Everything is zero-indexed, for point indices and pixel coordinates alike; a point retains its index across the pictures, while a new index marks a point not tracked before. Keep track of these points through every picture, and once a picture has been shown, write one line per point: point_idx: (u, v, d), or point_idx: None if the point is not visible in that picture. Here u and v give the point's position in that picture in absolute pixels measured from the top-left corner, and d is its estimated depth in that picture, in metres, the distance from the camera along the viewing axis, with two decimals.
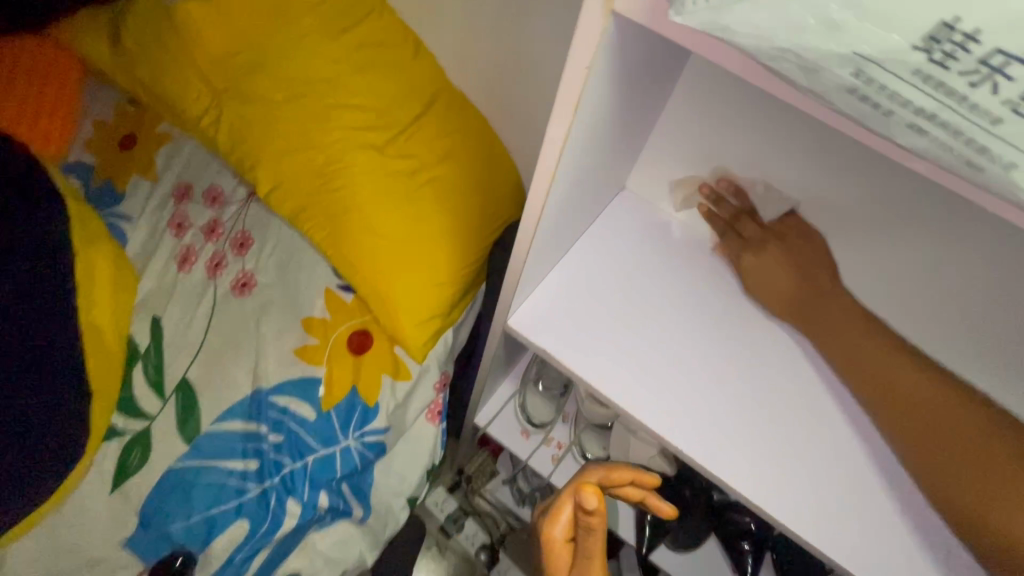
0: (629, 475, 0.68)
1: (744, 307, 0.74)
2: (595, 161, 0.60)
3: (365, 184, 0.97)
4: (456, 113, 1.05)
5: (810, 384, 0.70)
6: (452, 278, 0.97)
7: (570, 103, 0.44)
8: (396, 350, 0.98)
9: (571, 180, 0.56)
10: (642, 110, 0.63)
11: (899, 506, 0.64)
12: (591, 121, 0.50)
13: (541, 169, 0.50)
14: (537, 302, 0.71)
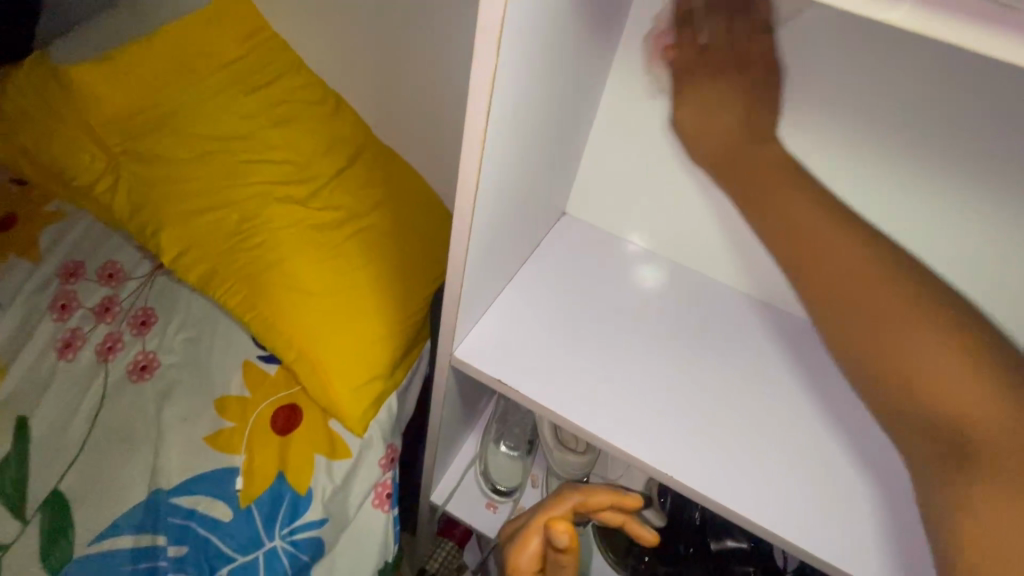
0: (606, 500, 0.61)
1: (712, 321, 0.69)
2: (531, 166, 0.55)
3: (286, 238, 0.88)
4: (385, 162, 1.00)
5: (796, 394, 0.63)
6: (391, 332, 0.86)
7: (485, 82, 0.38)
8: (331, 423, 0.83)
9: (502, 186, 0.50)
10: (574, 115, 0.59)
11: (922, 521, 0.56)
12: (521, 102, 0.44)
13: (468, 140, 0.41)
14: (487, 332, 0.64)
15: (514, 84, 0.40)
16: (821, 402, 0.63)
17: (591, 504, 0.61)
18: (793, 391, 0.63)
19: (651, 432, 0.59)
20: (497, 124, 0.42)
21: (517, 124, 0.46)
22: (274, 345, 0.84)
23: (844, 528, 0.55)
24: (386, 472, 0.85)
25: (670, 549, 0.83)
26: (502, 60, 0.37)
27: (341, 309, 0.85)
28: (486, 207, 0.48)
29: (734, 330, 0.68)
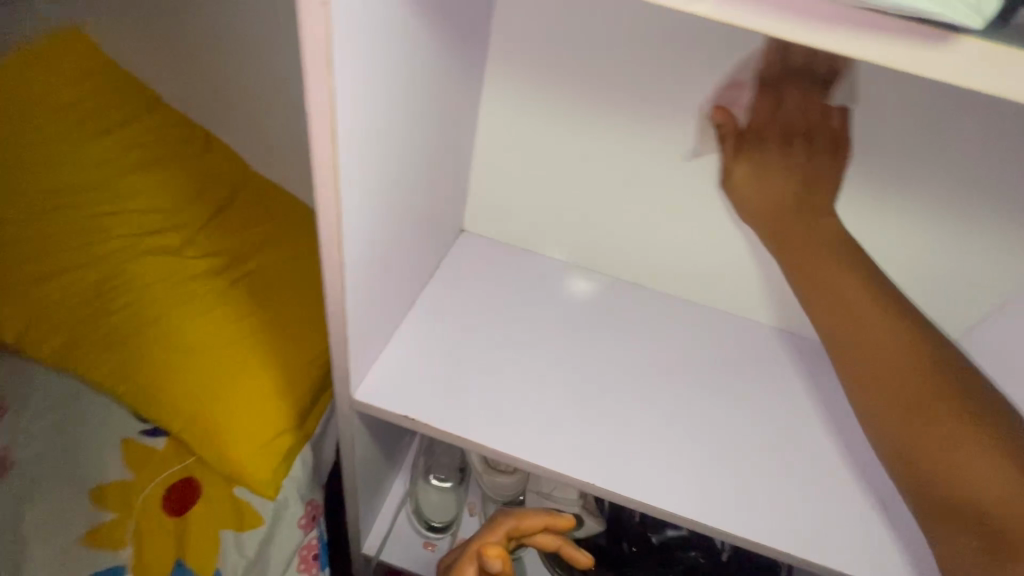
0: (540, 522, 0.58)
1: (622, 317, 0.69)
2: (408, 188, 0.51)
3: (159, 294, 0.79)
4: (268, 199, 0.93)
5: (712, 381, 0.64)
6: (294, 380, 0.79)
7: (325, 112, 0.33)
8: (236, 491, 0.75)
9: (376, 218, 0.46)
10: (449, 128, 0.57)
11: (843, 488, 0.57)
12: (376, 118, 0.40)
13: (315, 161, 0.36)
14: (390, 365, 0.60)
15: (357, 99, 0.36)
16: (734, 386, 0.63)
17: (524, 528, 0.59)
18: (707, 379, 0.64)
19: (572, 444, 0.57)
20: (352, 153, 0.37)
21: (378, 148, 0.42)
22: (156, 416, 0.74)
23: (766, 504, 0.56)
24: (310, 532, 0.79)
25: (615, 552, 0.82)
26: (342, 88, 0.33)
27: (233, 363, 0.77)
28: (359, 243, 0.44)
29: (643, 325, 0.68)
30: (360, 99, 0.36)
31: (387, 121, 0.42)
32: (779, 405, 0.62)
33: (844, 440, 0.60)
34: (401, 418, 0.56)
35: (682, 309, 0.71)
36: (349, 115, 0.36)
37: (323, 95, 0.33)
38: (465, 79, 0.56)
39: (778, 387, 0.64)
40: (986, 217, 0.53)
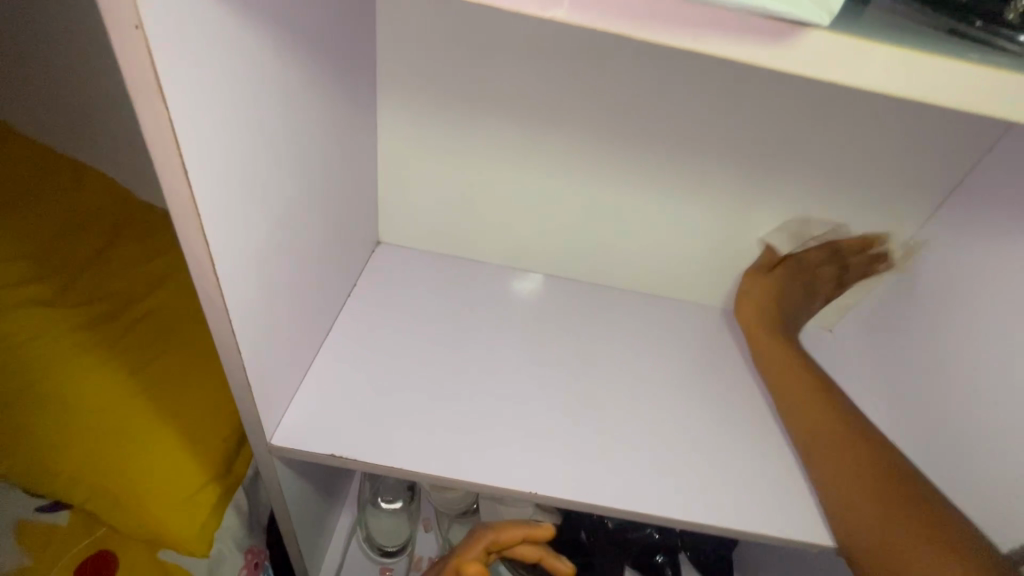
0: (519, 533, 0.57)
1: (546, 314, 0.69)
2: (301, 212, 0.48)
3: (38, 352, 0.70)
4: (158, 231, 0.86)
5: (640, 364, 0.65)
6: (213, 423, 0.73)
7: (169, 146, 0.30)
8: (162, 554, 0.69)
9: (262, 248, 0.42)
10: (338, 140, 0.54)
11: (778, 449, 0.59)
12: (239, 139, 0.36)
13: (171, 196, 0.32)
14: (307, 403, 0.55)
15: (211, 120, 0.33)
16: (663, 365, 0.65)
17: (504, 541, 0.57)
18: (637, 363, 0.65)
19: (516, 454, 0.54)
20: (214, 185, 0.34)
21: (253, 175, 0.39)
22: (52, 489, 0.65)
23: None
24: None
25: (576, 544, 0.83)
26: (183, 110, 0.30)
27: (138, 416, 0.70)
28: (244, 277, 0.40)
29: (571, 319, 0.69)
30: (218, 126, 0.34)
31: (255, 145, 0.38)
32: (709, 378, 0.64)
33: (769, 404, 0.63)
34: (327, 456, 0.51)
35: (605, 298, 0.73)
36: (202, 139, 0.32)
37: (155, 121, 0.29)
38: (352, 93, 0.54)
39: (703, 360, 0.67)
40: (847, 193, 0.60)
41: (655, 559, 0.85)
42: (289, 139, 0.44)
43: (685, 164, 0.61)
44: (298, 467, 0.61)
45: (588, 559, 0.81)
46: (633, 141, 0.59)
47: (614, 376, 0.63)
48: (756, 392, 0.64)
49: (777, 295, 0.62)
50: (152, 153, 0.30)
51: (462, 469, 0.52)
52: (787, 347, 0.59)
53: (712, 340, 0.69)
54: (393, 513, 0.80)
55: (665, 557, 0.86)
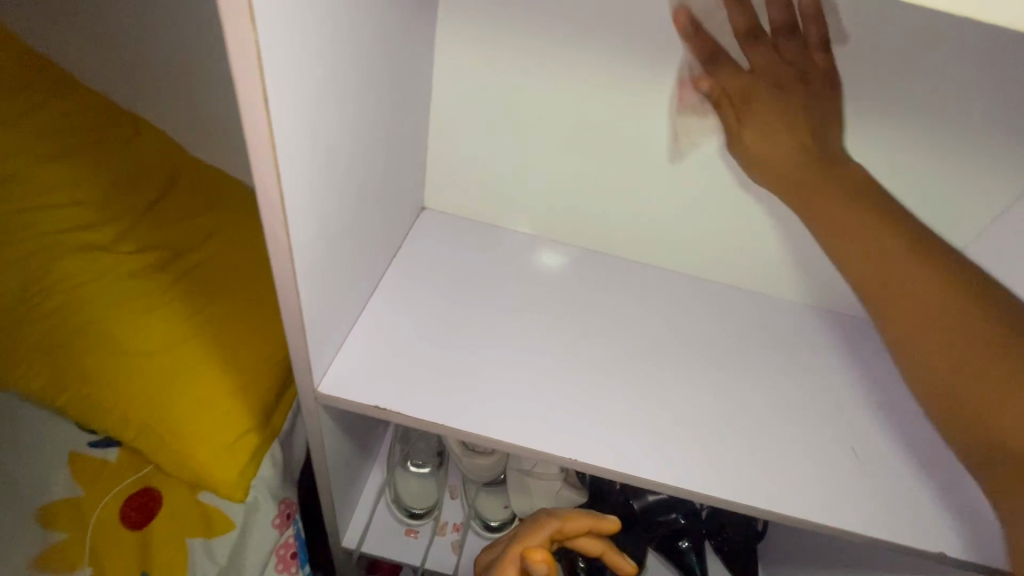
0: (586, 525, 0.58)
1: (591, 286, 0.68)
2: (361, 163, 0.48)
3: (95, 295, 0.72)
4: (210, 187, 0.88)
5: (684, 342, 0.64)
6: (256, 375, 0.75)
7: (251, 70, 0.29)
8: (201, 496, 0.71)
9: (324, 193, 0.42)
10: (398, 93, 0.53)
11: (824, 439, 0.57)
12: (313, 72, 0.35)
13: (248, 123, 0.31)
14: (352, 355, 0.56)
15: (290, 49, 0.32)
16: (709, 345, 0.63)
17: (570, 530, 0.58)
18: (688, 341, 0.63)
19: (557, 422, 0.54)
20: (289, 119, 0.34)
21: (324, 115, 0.38)
22: (105, 425, 0.68)
23: None
24: (286, 530, 0.76)
25: None
26: (268, 34, 0.29)
27: (186, 362, 0.72)
28: (307, 221, 0.40)
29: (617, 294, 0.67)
30: (299, 57, 0.33)
31: (328, 84, 0.38)
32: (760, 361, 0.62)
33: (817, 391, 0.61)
34: (369, 408, 0.53)
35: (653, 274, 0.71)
36: (282, 67, 0.31)
37: (239, 40, 0.28)
38: (416, 46, 0.53)
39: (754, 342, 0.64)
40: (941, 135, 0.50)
41: (680, 544, 0.84)
42: (358, 83, 0.43)
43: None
44: (338, 422, 0.62)
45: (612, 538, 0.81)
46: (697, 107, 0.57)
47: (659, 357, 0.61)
48: (809, 378, 0.61)
49: (785, 134, 0.46)
50: (234, 75, 0.29)
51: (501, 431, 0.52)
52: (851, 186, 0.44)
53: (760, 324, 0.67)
54: (421, 476, 0.82)
55: (690, 543, 0.85)
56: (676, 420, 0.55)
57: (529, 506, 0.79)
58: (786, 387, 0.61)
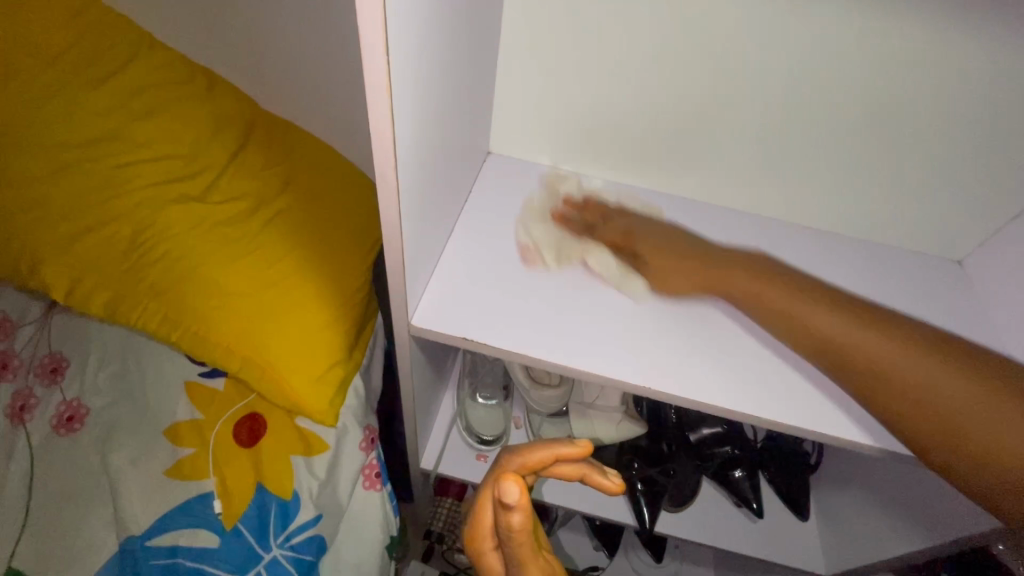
0: (548, 454, 0.54)
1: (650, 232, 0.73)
2: (446, 115, 0.52)
3: (194, 241, 0.79)
4: (280, 140, 0.93)
5: None
6: (340, 313, 0.81)
7: (376, 22, 0.32)
8: (299, 421, 0.80)
9: (420, 147, 0.45)
10: (477, 40, 0.55)
11: None
12: (420, 19, 0.38)
13: (370, 68, 0.34)
14: (438, 290, 0.62)
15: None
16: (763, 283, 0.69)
17: (535, 463, 0.54)
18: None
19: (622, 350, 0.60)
20: (402, 74, 0.37)
21: (424, 67, 0.42)
22: (213, 358, 0.76)
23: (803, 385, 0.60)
24: (371, 453, 0.84)
25: (657, 451, 0.88)
26: None
27: (277, 301, 0.78)
28: (409, 172, 0.44)
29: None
30: (412, 12, 0.36)
31: (428, 39, 0.40)
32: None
33: None
34: (455, 337, 0.59)
35: (704, 224, 0.76)
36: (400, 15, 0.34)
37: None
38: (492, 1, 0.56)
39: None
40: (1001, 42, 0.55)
41: (733, 473, 0.88)
42: (449, 40, 0.46)
43: None
44: (423, 354, 0.69)
45: (666, 465, 0.87)
46: None
47: (714, 298, 0.66)
48: None
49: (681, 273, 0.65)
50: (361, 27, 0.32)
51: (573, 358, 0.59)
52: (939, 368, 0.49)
53: (814, 277, 0.71)
54: (490, 406, 0.89)
55: (745, 473, 0.89)
56: (727, 349, 0.61)
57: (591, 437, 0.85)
58: None
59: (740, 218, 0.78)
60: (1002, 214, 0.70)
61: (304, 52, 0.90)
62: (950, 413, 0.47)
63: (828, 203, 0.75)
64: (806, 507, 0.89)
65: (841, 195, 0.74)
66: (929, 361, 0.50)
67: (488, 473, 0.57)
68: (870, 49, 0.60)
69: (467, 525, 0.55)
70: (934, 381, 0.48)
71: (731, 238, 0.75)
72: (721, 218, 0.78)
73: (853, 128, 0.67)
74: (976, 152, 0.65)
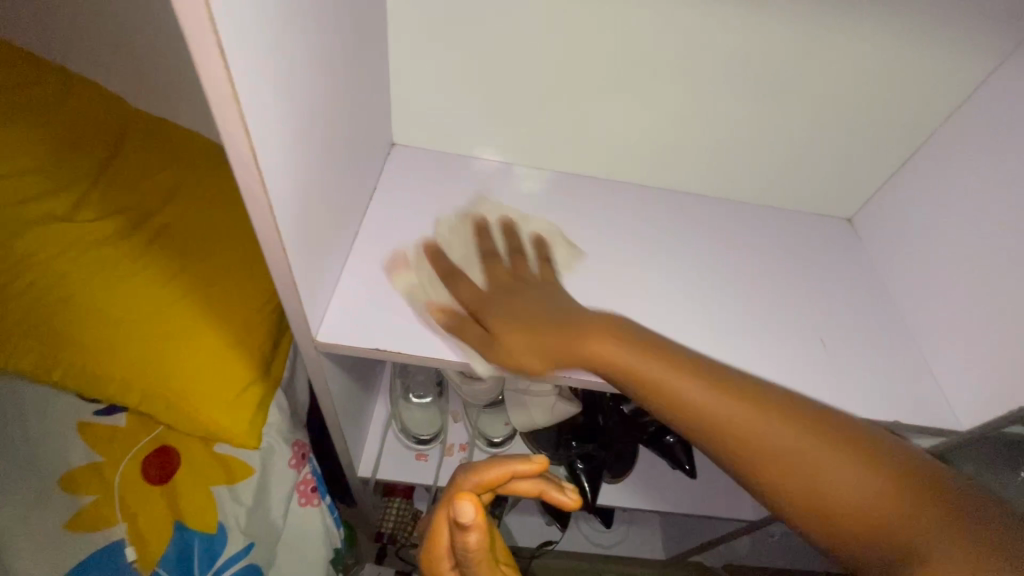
0: (505, 471, 0.54)
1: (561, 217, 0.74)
2: (325, 118, 0.49)
3: (66, 267, 0.70)
4: (160, 144, 0.84)
5: (649, 260, 0.71)
6: (250, 329, 0.76)
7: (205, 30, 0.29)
8: (218, 448, 0.75)
9: (294, 156, 0.42)
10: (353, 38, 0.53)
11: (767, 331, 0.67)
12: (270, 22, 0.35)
13: (211, 80, 0.31)
14: (349, 300, 0.60)
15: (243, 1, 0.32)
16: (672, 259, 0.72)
17: (492, 480, 0.54)
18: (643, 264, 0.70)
19: None
20: (256, 84, 0.34)
21: (284, 68, 0.38)
22: (106, 394, 0.69)
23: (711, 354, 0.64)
24: (303, 469, 0.80)
25: (594, 427, 0.90)
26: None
27: (175, 325, 0.71)
28: (282, 183, 0.41)
29: (579, 225, 0.74)
30: (254, 14, 0.33)
31: (283, 38, 0.37)
32: (716, 278, 0.71)
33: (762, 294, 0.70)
34: (369, 349, 0.56)
35: (615, 203, 0.78)
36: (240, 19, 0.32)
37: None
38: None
39: (712, 260, 0.73)
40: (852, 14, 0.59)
41: (667, 439, 0.92)
42: (313, 37, 0.43)
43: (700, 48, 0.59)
44: (338, 365, 0.66)
45: (604, 439, 0.90)
46: None
47: (625, 279, 0.69)
48: (754, 285, 0.71)
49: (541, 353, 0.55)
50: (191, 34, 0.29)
51: (493, 353, 0.59)
52: (797, 459, 0.40)
53: (719, 246, 0.75)
54: (424, 404, 0.87)
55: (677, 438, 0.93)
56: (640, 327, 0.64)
57: (529, 423, 0.86)
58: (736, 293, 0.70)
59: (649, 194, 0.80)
60: (877, 170, 0.77)
61: (178, 44, 0.82)
62: (775, 455, 0.41)
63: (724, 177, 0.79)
64: None
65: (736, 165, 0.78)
66: (846, 461, 0.39)
67: (445, 493, 0.57)
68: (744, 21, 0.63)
69: (424, 546, 0.54)
70: (782, 443, 0.41)
71: (642, 215, 0.77)
72: (632, 195, 0.80)
73: (741, 98, 0.70)
74: (849, 115, 0.71)
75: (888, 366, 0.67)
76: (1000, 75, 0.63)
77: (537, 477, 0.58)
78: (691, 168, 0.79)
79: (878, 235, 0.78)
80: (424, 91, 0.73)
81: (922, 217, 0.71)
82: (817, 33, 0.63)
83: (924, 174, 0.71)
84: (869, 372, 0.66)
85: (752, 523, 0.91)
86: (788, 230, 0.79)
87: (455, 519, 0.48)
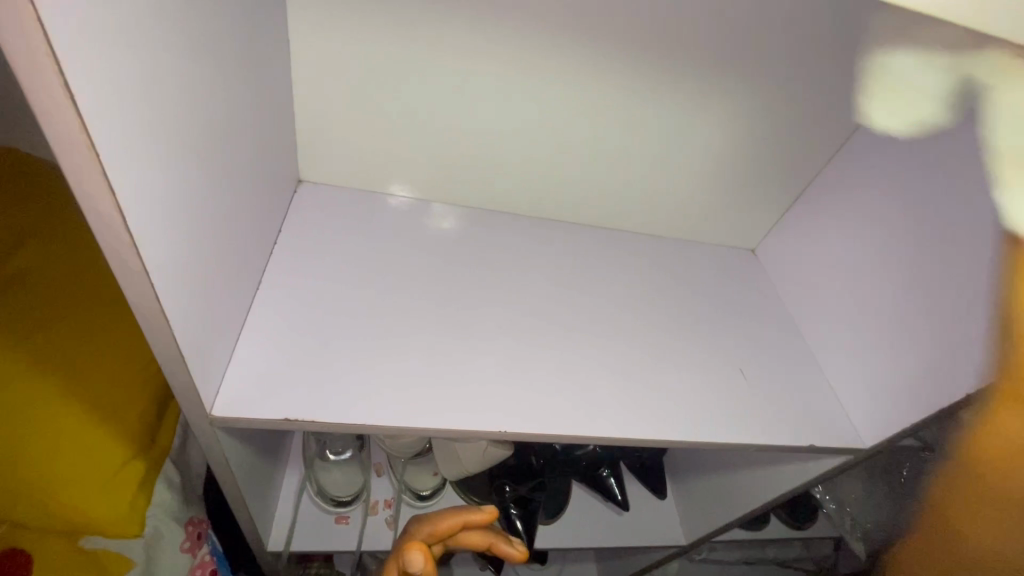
0: (457, 522, 0.56)
1: (475, 263, 0.74)
2: (221, 173, 0.49)
3: None
4: (22, 195, 0.76)
5: (565, 298, 0.74)
6: (127, 391, 0.66)
7: (54, 84, 0.28)
8: (84, 542, 0.62)
9: (175, 213, 0.41)
10: (246, 90, 0.54)
11: (678, 363, 0.71)
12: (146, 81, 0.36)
13: (62, 132, 0.30)
14: (252, 356, 0.57)
15: (109, 57, 0.32)
16: (584, 299, 0.75)
17: (446, 531, 0.56)
18: (562, 303, 0.73)
19: (461, 388, 0.60)
20: (118, 139, 0.33)
21: (157, 112, 0.37)
22: None
23: (629, 389, 0.67)
24: (200, 551, 0.69)
25: (526, 467, 0.87)
26: (74, 50, 0.29)
27: (14, 397, 0.58)
28: (157, 236, 0.38)
29: (499, 268, 0.75)
30: (111, 67, 0.32)
31: (150, 88, 0.36)
32: (632, 312, 0.75)
33: (670, 327, 0.75)
34: (275, 415, 0.52)
35: (529, 243, 0.80)
36: (103, 76, 0.31)
37: (30, 48, 0.27)
38: (259, 47, 0.56)
39: (623, 295, 0.77)
40: (709, 73, 0.69)
41: (600, 473, 0.92)
42: (190, 85, 0.42)
43: (590, 80, 0.69)
44: (241, 438, 0.60)
45: (539, 480, 0.86)
46: (543, 48, 0.66)
47: (544, 318, 0.71)
48: (663, 319, 0.76)
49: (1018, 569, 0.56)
50: (37, 80, 0.28)
51: (411, 406, 0.57)
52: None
53: (633, 282, 0.80)
54: (343, 463, 0.79)
55: (609, 471, 0.93)
56: (559, 365, 0.66)
57: (461, 469, 0.80)
58: (647, 326, 0.74)
59: (565, 234, 0.84)
60: (764, 209, 0.86)
61: None
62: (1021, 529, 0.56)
63: (627, 213, 0.85)
64: (663, 486, 0.97)
65: (652, 199, 0.83)
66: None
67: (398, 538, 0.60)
68: (644, 73, 0.69)
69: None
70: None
71: (554, 253, 0.80)
72: (549, 234, 0.83)
73: (640, 142, 0.76)
74: (732, 156, 0.79)
75: (785, 386, 0.73)
76: (835, 129, 0.76)
77: (484, 529, 0.60)
78: (600, 206, 0.84)
79: (779, 263, 0.87)
80: (333, 135, 0.73)
81: (810, 244, 0.81)
82: (701, 86, 0.70)
83: (803, 212, 0.83)
84: (771, 395, 0.72)
85: (683, 548, 0.93)
86: (691, 263, 0.86)
87: (404, 568, 0.54)
